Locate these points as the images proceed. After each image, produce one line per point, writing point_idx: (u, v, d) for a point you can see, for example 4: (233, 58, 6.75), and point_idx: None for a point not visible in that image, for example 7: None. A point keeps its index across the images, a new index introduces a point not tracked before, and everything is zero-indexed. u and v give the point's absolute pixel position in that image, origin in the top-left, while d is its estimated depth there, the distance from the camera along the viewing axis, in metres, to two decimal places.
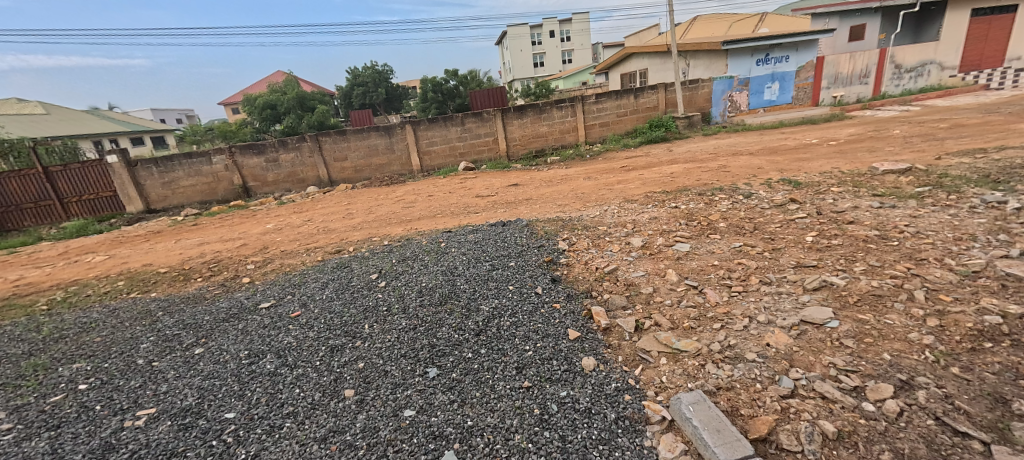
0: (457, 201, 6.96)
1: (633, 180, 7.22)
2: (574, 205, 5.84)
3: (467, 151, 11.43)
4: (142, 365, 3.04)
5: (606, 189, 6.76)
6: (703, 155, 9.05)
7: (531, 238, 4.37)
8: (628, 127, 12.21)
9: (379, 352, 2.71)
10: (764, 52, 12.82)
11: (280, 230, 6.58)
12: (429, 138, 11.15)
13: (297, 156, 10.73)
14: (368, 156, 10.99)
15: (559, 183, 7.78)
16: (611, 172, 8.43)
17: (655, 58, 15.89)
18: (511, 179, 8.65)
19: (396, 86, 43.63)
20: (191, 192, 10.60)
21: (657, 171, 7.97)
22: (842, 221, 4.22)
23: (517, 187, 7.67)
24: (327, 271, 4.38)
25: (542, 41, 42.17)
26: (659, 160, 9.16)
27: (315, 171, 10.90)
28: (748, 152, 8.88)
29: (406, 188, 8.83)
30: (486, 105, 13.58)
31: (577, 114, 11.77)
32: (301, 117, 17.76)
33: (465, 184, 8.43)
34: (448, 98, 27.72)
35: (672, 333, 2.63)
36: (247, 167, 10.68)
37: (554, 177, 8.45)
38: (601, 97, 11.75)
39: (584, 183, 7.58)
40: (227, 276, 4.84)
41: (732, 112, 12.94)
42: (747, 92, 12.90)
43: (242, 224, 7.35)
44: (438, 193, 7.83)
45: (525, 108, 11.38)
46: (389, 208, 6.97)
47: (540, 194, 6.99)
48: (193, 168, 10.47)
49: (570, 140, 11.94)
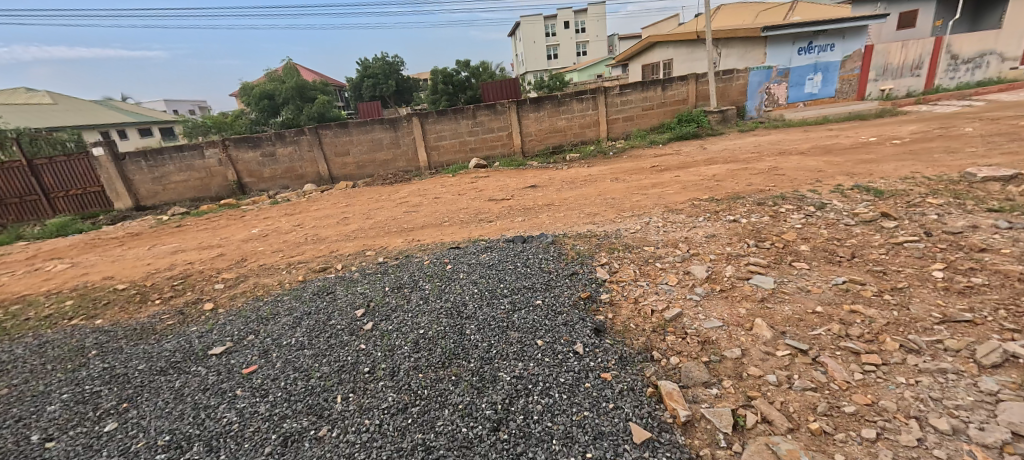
0: (467, 206, 6.08)
1: (670, 185, 6.25)
2: (606, 215, 4.90)
3: (479, 147, 10.52)
4: (32, 446, 2.20)
5: (640, 193, 5.82)
6: (744, 154, 8.03)
7: (560, 263, 3.44)
8: (654, 122, 11.17)
9: (350, 452, 1.84)
10: (807, 39, 11.61)
11: (265, 236, 5.77)
12: (438, 131, 10.26)
13: (295, 150, 9.93)
14: (371, 151, 10.14)
15: (583, 185, 6.82)
16: (641, 173, 7.46)
17: (681, 47, 14.76)
18: (528, 179, 7.73)
19: (406, 78, 42.77)
20: (183, 188, 9.87)
21: (696, 172, 6.99)
22: (969, 248, 3.23)
23: (535, 190, 6.74)
24: (303, 299, 3.50)
25: (557, 32, 40.89)
26: (694, 159, 8.15)
27: (314, 167, 10.09)
28: (797, 151, 7.83)
29: (411, 188, 7.96)
30: (499, 97, 12.62)
31: (599, 107, 10.77)
32: (301, 108, 16.96)
33: (477, 185, 7.54)
34: (459, 90, 26.75)
35: (797, 442, 1.71)
36: (242, 162, 9.91)
37: (576, 178, 7.53)
38: (626, 88, 10.73)
39: (611, 185, 6.61)
40: (190, 297, 4.02)
41: (769, 106, 11.81)
42: (787, 84, 11.75)
43: (227, 228, 6.55)
44: (446, 194, 6.96)
45: (542, 100, 10.41)
46: (391, 212, 6.12)
47: (563, 198, 6.06)
48: (185, 162, 9.72)
49: (590, 136, 10.95)
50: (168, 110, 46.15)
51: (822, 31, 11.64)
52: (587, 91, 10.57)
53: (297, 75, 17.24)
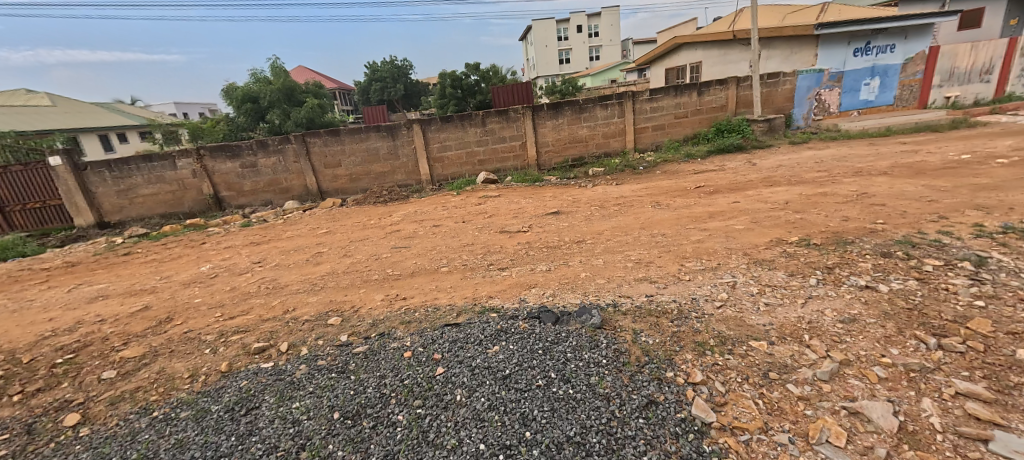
0: (472, 238, 4.78)
1: (732, 215, 4.86)
2: (663, 266, 3.52)
3: (488, 159, 9.22)
4: None
5: (696, 228, 4.46)
6: (808, 174, 6.64)
7: (621, 377, 2.08)
8: (687, 131, 9.80)
9: None
10: (864, 39, 10.17)
11: (213, 278, 4.49)
12: (442, 141, 8.98)
13: (279, 161, 8.68)
14: (366, 162, 8.88)
15: (617, 212, 5.45)
16: (687, 196, 6.09)
17: (709, 49, 13.33)
18: (546, 201, 6.40)
19: (414, 82, 41.88)
20: (152, 202, 8.64)
21: (759, 197, 5.59)
22: None
23: (556, 217, 5.40)
24: (203, 425, 2.18)
25: (569, 36, 39.68)
26: (747, 178, 6.77)
27: (301, 180, 8.83)
28: (878, 170, 6.42)
29: (407, 209, 6.65)
30: (511, 102, 11.31)
31: (626, 114, 9.42)
32: (288, 113, 15.70)
33: (484, 207, 6.24)
34: (468, 95, 25.54)
35: None
36: (220, 173, 8.65)
37: (605, 200, 6.19)
38: (657, 92, 9.38)
39: (653, 213, 5.23)
40: (60, 396, 2.70)
41: (819, 114, 10.38)
42: (840, 90, 10.31)
43: (177, 262, 5.27)
44: (446, 220, 5.65)
45: (561, 105, 9.11)
46: (375, 245, 4.84)
47: (595, 231, 4.71)
48: (154, 173, 8.50)
49: (615, 147, 9.60)
50: (177, 113, 45.55)
51: (882, 30, 10.19)
52: (613, 95, 9.23)
53: (284, 76, 15.99)
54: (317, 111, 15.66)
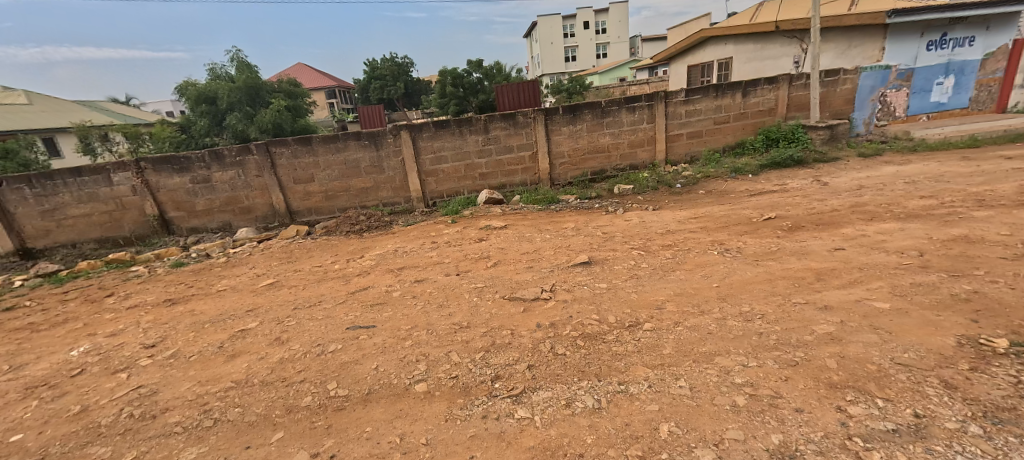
0: (468, 311, 3.23)
1: (850, 276, 3.30)
2: (811, 415, 1.94)
3: (492, 172, 7.67)
4: None
5: (808, 306, 2.93)
6: (908, 203, 5.10)
7: None
8: (729, 140, 8.22)
9: None
10: (940, 30, 8.56)
11: (74, 380, 2.92)
12: (436, 151, 7.44)
13: (238, 175, 7.10)
14: (344, 177, 7.33)
15: (671, 262, 3.90)
16: (758, 234, 4.53)
17: (740, 44, 11.74)
18: (569, 237, 4.85)
19: (415, 81, 40.39)
20: (85, 224, 7.07)
21: (869, 241, 4.03)
22: None
23: (587, 269, 3.84)
24: None
25: (576, 33, 38.05)
26: (829, 207, 5.22)
27: (265, 198, 7.26)
28: (1008, 198, 4.85)
29: (387, 244, 5.10)
30: (517, 103, 9.69)
31: (657, 119, 7.85)
32: (250, 115, 14.04)
33: (489, 245, 4.71)
34: (470, 94, 23.96)
35: None
36: (165, 190, 7.07)
37: (647, 238, 4.64)
38: (694, 93, 7.83)
39: (726, 268, 3.66)
40: None
41: (883, 119, 8.80)
42: (907, 90, 8.74)
43: (56, 334, 3.71)
44: (433, 270, 4.11)
45: (580, 107, 7.55)
46: (326, 318, 3.30)
47: (652, 304, 3.15)
48: (85, 190, 6.92)
49: (643, 158, 8.03)
50: (173, 112, 44.15)
51: (961, 20, 8.59)
52: (642, 96, 7.67)
53: (248, 74, 14.36)
54: (284, 115, 14.02)
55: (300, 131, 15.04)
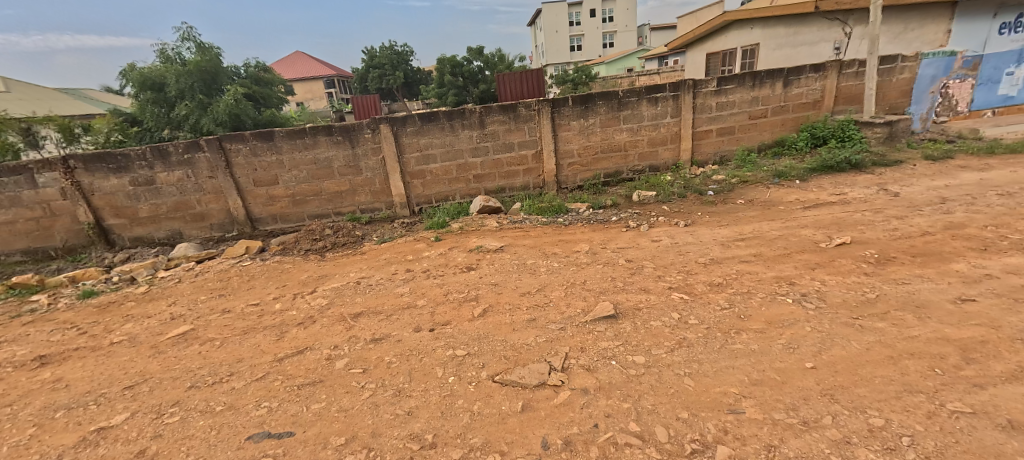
0: (436, 406, 2.13)
1: (1017, 359, 2.18)
2: None
3: (489, 173, 6.54)
4: None
5: (978, 422, 1.83)
6: (1023, 225, 3.95)
7: None
8: (765, 138, 7.06)
9: None
10: (1015, 10, 7.46)
11: None
12: (422, 148, 6.30)
13: (188, 175, 5.98)
14: (314, 178, 6.21)
15: (731, 316, 2.79)
16: (835, 269, 3.42)
17: (768, 26, 10.27)
18: (582, 266, 3.74)
19: (415, 70, 38.96)
20: (8, 234, 5.97)
21: (1004, 288, 2.90)
22: None
23: (613, 325, 2.73)
24: None
25: (582, 22, 36.49)
26: (915, 228, 4.09)
27: (221, 202, 6.14)
28: None
29: (350, 272, 3.99)
30: (519, 93, 8.57)
31: (684, 112, 6.67)
32: (205, 105, 11.15)
33: (479, 278, 3.60)
34: (470, 83, 22.80)
35: None
36: (100, 193, 5.96)
37: (686, 272, 3.53)
38: (727, 81, 6.64)
39: (814, 330, 2.55)
40: None
41: (943, 115, 7.63)
42: (973, 81, 7.56)
43: None
44: (401, 319, 3.00)
45: (593, 97, 6.38)
46: (224, 413, 2.19)
47: (720, 402, 2.04)
48: (5, 193, 5.80)
49: (665, 159, 6.88)
50: None
51: None
52: (666, 85, 6.49)
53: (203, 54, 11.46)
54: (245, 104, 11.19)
55: (266, 125, 12.27)
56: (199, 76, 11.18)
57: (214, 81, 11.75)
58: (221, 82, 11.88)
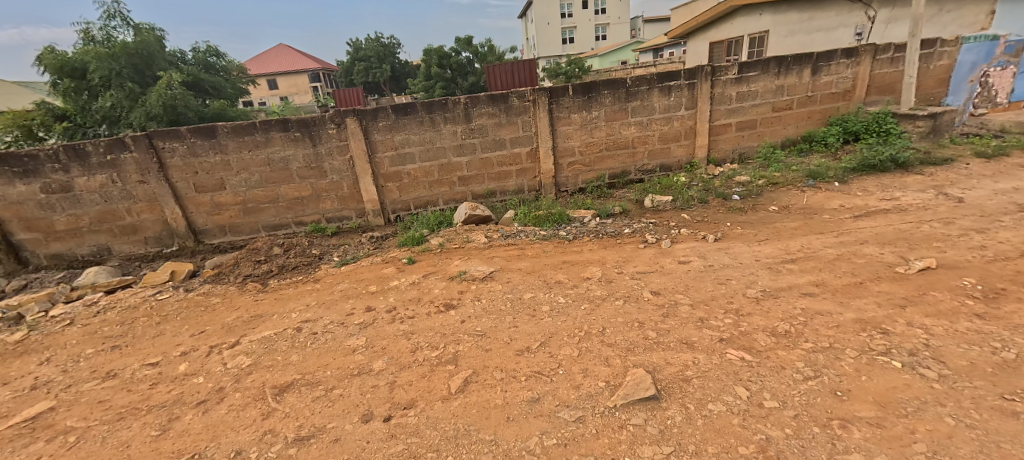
0: None
1: None
2: None
3: (477, 175, 5.61)
4: None
5: None
6: None
7: None
8: (790, 132, 6.23)
9: None
10: None
11: None
12: (397, 146, 5.35)
13: (113, 180, 4.97)
14: (269, 182, 5.23)
15: (822, 393, 1.92)
16: (934, 308, 2.57)
17: (781, 11, 9.36)
18: (597, 303, 2.84)
19: (403, 64, 37.68)
20: None
21: None
22: None
23: (657, 414, 1.83)
24: None
25: (574, 13, 35.46)
26: (1008, 247, 3.26)
27: (156, 212, 5.15)
28: None
29: (293, 311, 3.05)
30: (509, 85, 7.64)
31: (700, 104, 5.81)
32: (133, 92, 9.61)
33: (460, 322, 2.68)
34: (459, 75, 21.86)
35: None
36: (4, 203, 4.93)
37: (736, 312, 2.65)
38: (749, 68, 5.78)
39: (964, 428, 1.68)
40: None
41: (981, 107, 6.87)
42: (1014, 69, 6.81)
43: None
44: (345, 398, 2.08)
45: (597, 86, 5.48)
46: None
47: None
48: None
49: (678, 157, 6.02)
50: None
51: None
52: (681, 72, 5.61)
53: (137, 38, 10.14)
54: (184, 93, 9.77)
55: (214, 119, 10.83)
56: (128, 60, 9.76)
57: (149, 67, 10.33)
58: (157, 70, 10.41)
